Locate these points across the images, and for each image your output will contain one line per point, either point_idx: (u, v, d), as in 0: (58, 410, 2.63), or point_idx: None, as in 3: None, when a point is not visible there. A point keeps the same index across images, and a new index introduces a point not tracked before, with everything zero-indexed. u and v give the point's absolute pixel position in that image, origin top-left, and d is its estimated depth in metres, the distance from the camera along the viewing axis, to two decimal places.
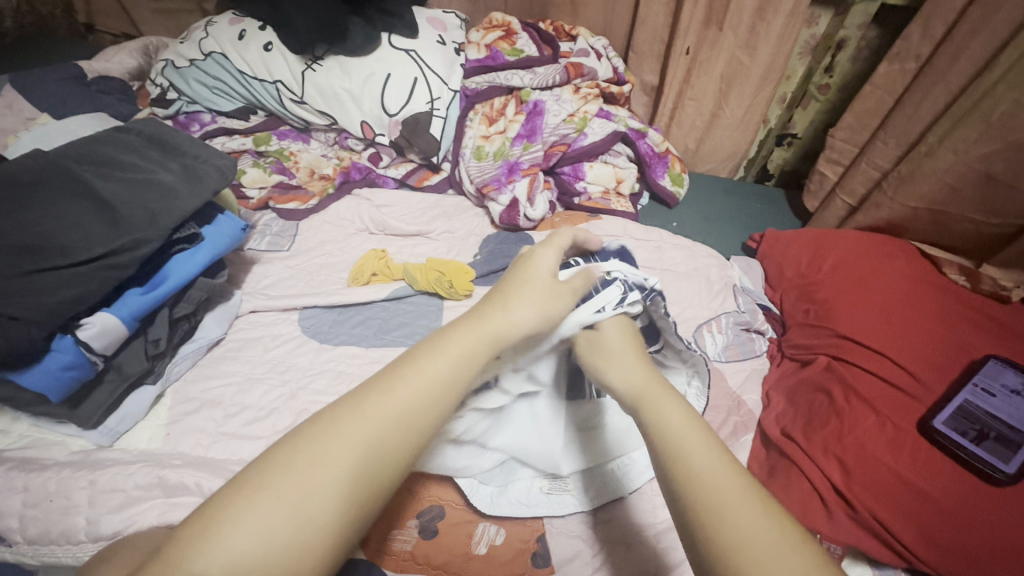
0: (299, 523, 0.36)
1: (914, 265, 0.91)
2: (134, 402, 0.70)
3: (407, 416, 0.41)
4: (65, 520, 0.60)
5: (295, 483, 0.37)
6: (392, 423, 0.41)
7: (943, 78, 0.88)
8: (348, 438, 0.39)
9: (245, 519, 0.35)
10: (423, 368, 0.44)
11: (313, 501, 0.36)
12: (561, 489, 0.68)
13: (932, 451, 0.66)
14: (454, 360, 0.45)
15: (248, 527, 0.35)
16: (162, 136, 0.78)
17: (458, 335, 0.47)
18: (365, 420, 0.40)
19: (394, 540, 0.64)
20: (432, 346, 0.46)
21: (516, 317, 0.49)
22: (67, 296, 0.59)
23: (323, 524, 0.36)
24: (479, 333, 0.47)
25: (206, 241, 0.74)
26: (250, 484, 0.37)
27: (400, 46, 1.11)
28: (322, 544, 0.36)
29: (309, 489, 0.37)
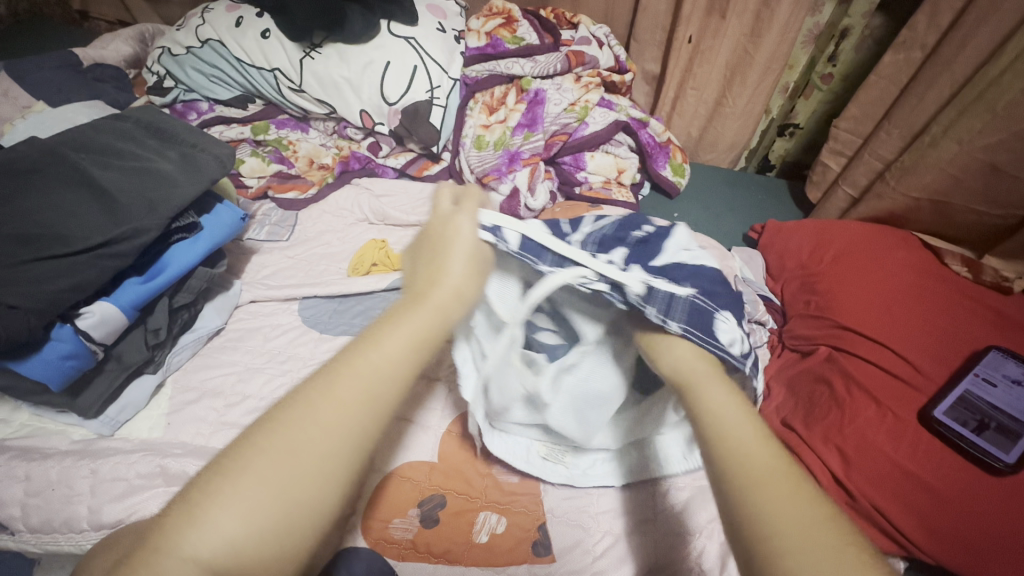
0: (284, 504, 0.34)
1: (917, 256, 0.90)
2: (135, 392, 0.70)
3: (378, 389, 0.38)
4: (67, 509, 0.60)
5: (277, 465, 0.34)
6: (364, 396, 0.38)
7: (948, 68, 0.87)
8: (321, 415, 0.36)
9: (224, 504, 0.33)
10: (388, 337, 0.40)
11: (297, 482, 0.34)
12: (557, 459, 0.69)
13: (932, 441, 0.67)
14: (417, 333, 0.41)
15: (225, 514, 0.33)
16: (160, 124, 0.77)
17: (415, 307, 0.42)
18: (337, 395, 0.37)
19: (394, 529, 0.64)
20: (393, 315, 0.42)
21: (454, 279, 0.44)
22: (65, 285, 0.59)
23: (309, 500, 0.35)
24: (431, 303, 0.42)
25: (204, 230, 0.74)
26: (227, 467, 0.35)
27: (400, 33, 1.10)
28: (308, 520, 0.35)
29: (290, 470, 0.34)
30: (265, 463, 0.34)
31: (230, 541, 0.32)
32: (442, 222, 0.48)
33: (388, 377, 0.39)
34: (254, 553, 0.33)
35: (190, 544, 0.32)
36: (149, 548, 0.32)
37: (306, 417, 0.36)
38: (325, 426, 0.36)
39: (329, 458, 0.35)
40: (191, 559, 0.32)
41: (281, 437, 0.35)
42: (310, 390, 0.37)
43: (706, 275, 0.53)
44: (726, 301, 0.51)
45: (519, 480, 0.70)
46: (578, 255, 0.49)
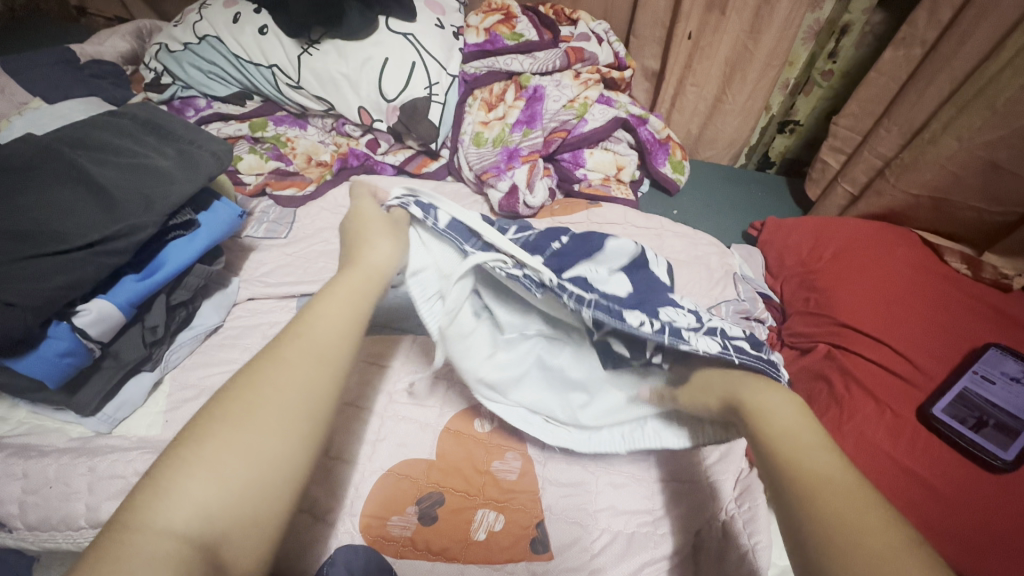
0: (251, 468, 0.38)
1: (917, 254, 0.90)
2: (133, 389, 0.70)
3: (324, 354, 0.45)
4: (65, 506, 0.60)
5: (239, 437, 0.39)
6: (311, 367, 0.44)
7: (948, 65, 0.86)
8: (270, 389, 0.41)
9: (200, 467, 0.37)
10: (324, 317, 0.47)
11: (261, 446, 0.39)
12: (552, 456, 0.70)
13: (932, 439, 0.66)
14: (349, 305, 0.49)
15: (201, 476, 0.36)
16: (157, 121, 0.77)
17: (339, 290, 0.50)
18: (286, 369, 0.43)
19: (393, 527, 0.64)
20: (323, 300, 0.49)
21: (376, 263, 0.54)
22: (62, 283, 0.59)
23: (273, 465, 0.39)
24: (357, 278, 0.52)
25: (202, 228, 0.73)
26: (195, 437, 0.38)
27: (398, 30, 1.09)
28: (279, 476, 0.39)
29: (252, 437, 0.39)
30: (226, 437, 0.38)
31: (203, 507, 0.35)
32: (355, 224, 0.59)
33: (329, 348, 0.45)
34: (231, 515, 0.36)
35: (162, 517, 0.34)
36: (132, 521, 0.34)
37: (258, 392, 0.41)
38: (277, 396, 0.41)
39: (288, 421, 0.41)
40: (169, 529, 0.34)
41: (239, 411, 0.40)
42: (255, 373, 0.42)
43: (614, 283, 0.57)
44: (642, 304, 0.54)
45: (518, 477, 0.69)
46: (500, 242, 0.54)
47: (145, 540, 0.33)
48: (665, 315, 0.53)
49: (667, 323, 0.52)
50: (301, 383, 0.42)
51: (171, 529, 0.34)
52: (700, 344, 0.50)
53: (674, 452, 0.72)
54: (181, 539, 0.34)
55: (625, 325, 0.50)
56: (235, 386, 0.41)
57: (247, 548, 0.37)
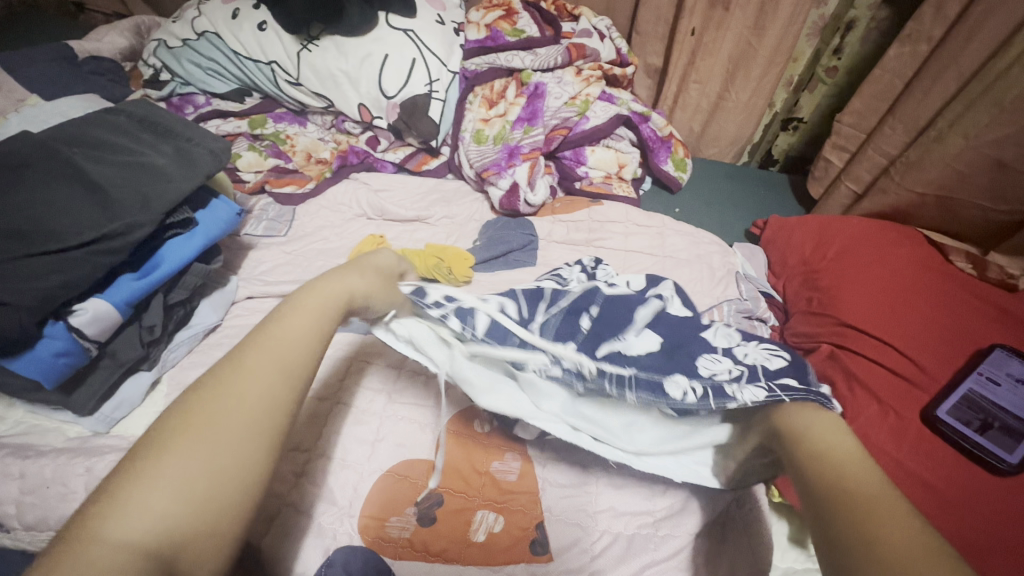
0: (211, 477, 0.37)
1: (922, 253, 0.89)
2: (130, 389, 0.70)
3: (288, 364, 0.45)
4: (62, 506, 0.60)
5: (192, 452, 0.38)
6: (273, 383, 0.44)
7: (955, 62, 0.85)
8: (227, 405, 0.41)
9: (158, 477, 0.36)
10: (281, 334, 0.47)
11: (219, 460, 0.38)
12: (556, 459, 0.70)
13: (935, 441, 0.66)
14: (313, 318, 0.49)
15: (160, 485, 0.36)
16: (154, 118, 0.76)
17: (300, 304, 0.50)
18: (249, 379, 0.43)
19: (391, 528, 0.64)
20: (279, 320, 0.48)
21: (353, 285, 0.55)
22: (58, 282, 0.58)
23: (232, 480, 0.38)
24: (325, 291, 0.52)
25: (200, 226, 0.73)
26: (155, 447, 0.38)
27: (398, 26, 1.08)
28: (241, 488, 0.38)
29: (206, 452, 0.38)
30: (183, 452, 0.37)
31: (165, 518, 0.35)
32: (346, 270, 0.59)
33: (288, 364, 0.45)
34: (188, 530, 0.35)
35: (118, 525, 0.33)
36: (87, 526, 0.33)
37: (214, 408, 0.40)
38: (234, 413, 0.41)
39: (245, 434, 0.40)
40: (121, 538, 0.33)
41: (195, 427, 0.39)
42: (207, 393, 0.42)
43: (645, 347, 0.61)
44: (678, 364, 0.59)
45: (518, 478, 0.69)
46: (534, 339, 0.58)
47: (99, 552, 0.32)
48: (704, 372, 0.58)
49: (709, 385, 0.55)
50: (261, 396, 0.42)
51: (129, 543, 0.33)
52: (746, 396, 0.53)
53: None
54: (138, 548, 0.33)
55: (668, 400, 0.55)
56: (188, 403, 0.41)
57: (207, 555, 0.36)
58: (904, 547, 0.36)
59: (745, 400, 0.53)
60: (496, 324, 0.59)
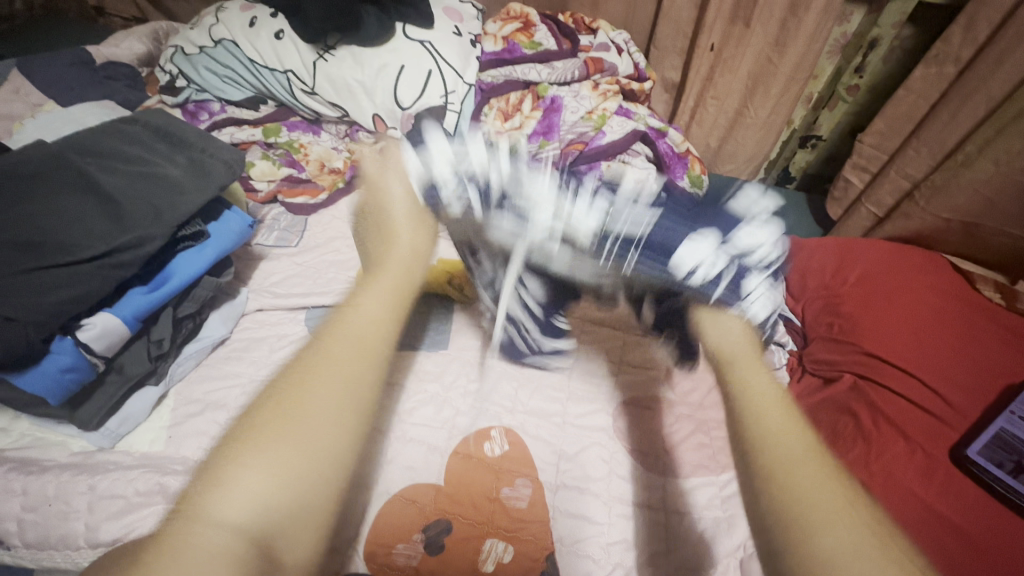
0: (297, 477, 0.35)
1: (948, 281, 0.87)
2: (136, 404, 0.68)
3: (342, 398, 0.38)
4: (64, 525, 0.59)
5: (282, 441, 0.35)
6: (351, 347, 0.41)
7: (984, 85, 0.83)
8: (312, 396, 0.38)
9: (251, 459, 0.35)
10: (365, 308, 0.45)
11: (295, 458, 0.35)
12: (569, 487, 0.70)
13: (965, 482, 0.63)
14: (383, 295, 0.47)
15: (259, 467, 0.34)
16: (169, 128, 0.76)
17: (375, 281, 0.49)
18: (327, 385, 0.39)
19: (398, 555, 0.62)
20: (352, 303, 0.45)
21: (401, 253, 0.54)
22: (68, 296, 0.57)
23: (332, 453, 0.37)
24: (388, 275, 0.50)
25: (212, 238, 0.72)
26: (212, 467, 0.34)
27: (415, 37, 1.08)
28: (336, 473, 0.36)
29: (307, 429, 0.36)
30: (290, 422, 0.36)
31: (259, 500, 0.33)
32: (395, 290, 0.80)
33: (373, 331, 0.43)
34: (289, 518, 0.34)
35: (219, 505, 0.33)
36: (184, 520, 0.32)
37: (311, 374, 0.39)
38: (330, 397, 0.38)
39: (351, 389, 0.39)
40: (226, 524, 0.33)
41: (291, 403, 0.37)
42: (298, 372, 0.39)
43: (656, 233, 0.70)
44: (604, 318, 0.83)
45: (529, 505, 0.67)
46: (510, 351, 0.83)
47: (213, 535, 0.32)
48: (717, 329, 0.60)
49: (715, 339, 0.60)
50: (333, 398, 0.38)
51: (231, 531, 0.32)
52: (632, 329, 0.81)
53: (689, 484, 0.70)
54: (241, 532, 0.33)
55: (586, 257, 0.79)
56: (287, 376, 0.39)
57: (303, 541, 0.35)
58: (817, 500, 0.36)
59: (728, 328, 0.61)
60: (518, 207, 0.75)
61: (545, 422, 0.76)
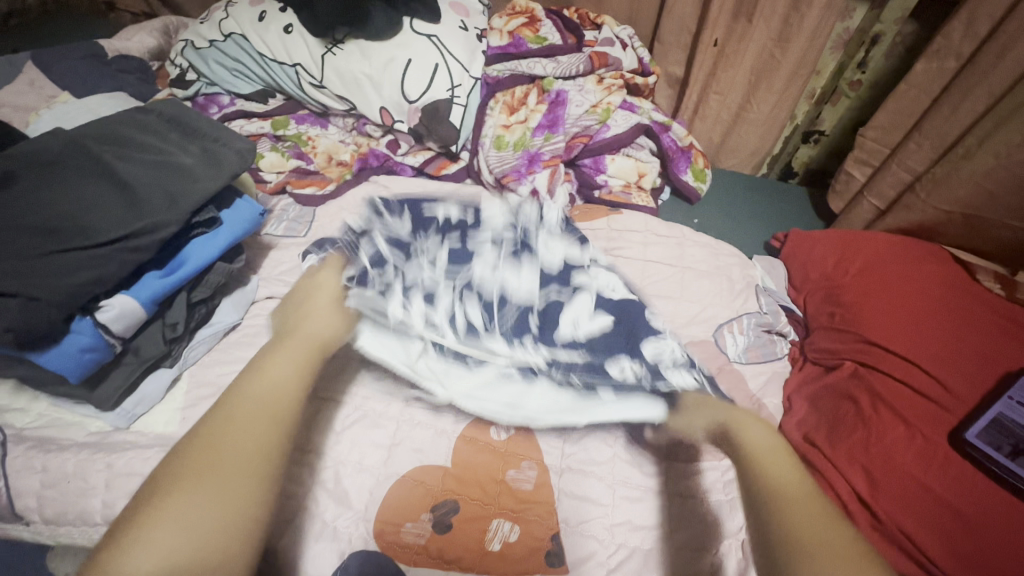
0: (205, 519, 0.48)
1: (949, 271, 0.88)
2: (151, 385, 0.70)
3: (258, 450, 0.55)
4: (82, 501, 0.60)
5: (182, 510, 0.48)
6: (238, 420, 0.56)
7: (985, 78, 0.84)
8: (215, 456, 0.53)
9: (170, 520, 0.47)
10: (264, 377, 0.63)
11: (221, 496, 0.50)
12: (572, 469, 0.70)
13: (964, 464, 0.64)
14: (284, 370, 0.64)
15: (171, 522, 0.47)
16: (182, 118, 0.77)
17: (286, 351, 0.68)
18: (236, 440, 0.55)
19: (407, 534, 0.63)
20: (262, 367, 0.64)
21: (316, 329, 0.73)
22: (88, 278, 0.59)
23: (246, 500, 0.51)
24: (298, 347, 0.69)
25: (224, 225, 0.73)
26: (178, 477, 0.51)
27: (422, 31, 1.09)
28: (239, 537, 0.49)
29: (217, 483, 0.51)
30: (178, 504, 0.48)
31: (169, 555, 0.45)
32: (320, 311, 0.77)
33: (258, 454, 0.55)
34: (195, 566, 0.45)
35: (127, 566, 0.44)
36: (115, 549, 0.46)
37: (210, 457, 0.52)
38: (240, 489, 0.51)
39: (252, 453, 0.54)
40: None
41: (146, 526, 0.46)
42: (212, 437, 0.54)
43: (602, 318, 0.82)
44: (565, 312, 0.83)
45: (534, 487, 0.69)
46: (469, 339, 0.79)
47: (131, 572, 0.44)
48: (653, 355, 0.78)
49: (653, 365, 0.77)
50: (255, 442, 0.55)
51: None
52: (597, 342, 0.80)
53: (691, 467, 0.71)
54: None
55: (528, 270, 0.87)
56: (188, 451, 0.53)
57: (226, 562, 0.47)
58: None
59: (676, 385, 0.75)
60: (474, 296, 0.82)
61: None
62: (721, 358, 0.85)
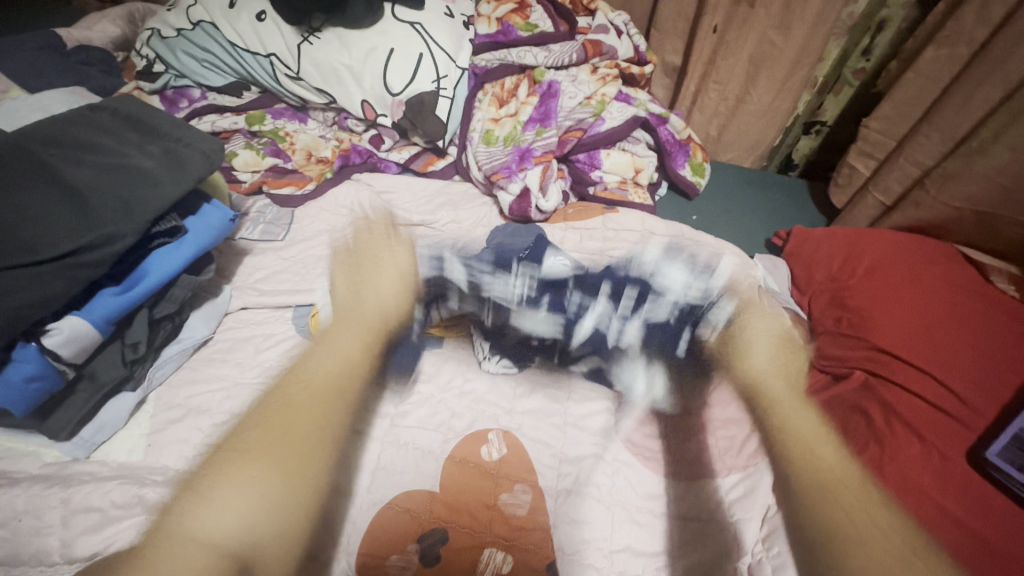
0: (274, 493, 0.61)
1: (959, 272, 0.84)
2: (112, 411, 0.65)
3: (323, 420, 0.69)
4: (36, 541, 0.55)
5: (258, 466, 0.63)
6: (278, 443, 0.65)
7: (1001, 67, 0.79)
8: (298, 427, 0.67)
9: (228, 504, 0.60)
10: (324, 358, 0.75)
11: (282, 471, 0.63)
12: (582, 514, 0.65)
13: (984, 485, 0.61)
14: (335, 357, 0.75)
15: (240, 492, 0.61)
16: (140, 115, 0.71)
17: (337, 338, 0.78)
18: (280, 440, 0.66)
19: (391, 567, 0.59)
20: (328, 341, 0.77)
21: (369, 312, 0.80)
22: (29, 300, 0.53)
23: (308, 446, 0.66)
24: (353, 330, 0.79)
25: (189, 234, 0.67)
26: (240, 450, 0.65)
27: (404, 18, 1.02)
28: (297, 511, 0.61)
29: (278, 449, 0.65)
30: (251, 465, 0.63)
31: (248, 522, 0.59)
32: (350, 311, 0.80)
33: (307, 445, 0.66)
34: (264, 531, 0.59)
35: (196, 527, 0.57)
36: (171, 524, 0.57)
37: (285, 414, 0.68)
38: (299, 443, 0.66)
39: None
40: (207, 541, 0.56)
41: (241, 456, 0.64)
42: (272, 412, 0.69)
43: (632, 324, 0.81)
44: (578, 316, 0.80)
45: (528, 513, 0.64)
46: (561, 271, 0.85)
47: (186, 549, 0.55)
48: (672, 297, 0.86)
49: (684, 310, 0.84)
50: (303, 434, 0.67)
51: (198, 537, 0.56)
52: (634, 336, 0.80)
53: (691, 486, 0.68)
54: (209, 546, 0.56)
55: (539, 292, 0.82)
56: (269, 403, 0.70)
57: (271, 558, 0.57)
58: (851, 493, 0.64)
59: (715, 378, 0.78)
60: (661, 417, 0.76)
61: (545, 423, 0.73)
62: (722, 366, 0.80)
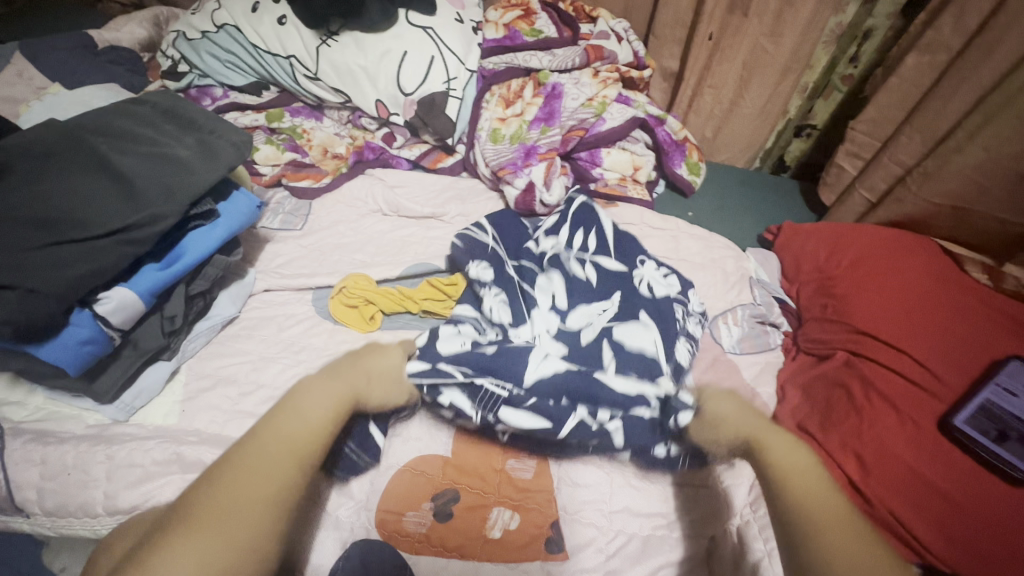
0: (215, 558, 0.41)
1: (936, 263, 0.89)
2: (150, 378, 0.70)
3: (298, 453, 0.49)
4: (83, 493, 0.60)
5: (205, 535, 0.41)
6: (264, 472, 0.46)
7: (975, 73, 0.85)
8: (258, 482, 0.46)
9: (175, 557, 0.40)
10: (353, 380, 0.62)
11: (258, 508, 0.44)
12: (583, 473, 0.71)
13: (953, 449, 0.66)
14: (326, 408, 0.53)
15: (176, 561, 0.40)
16: (177, 109, 0.76)
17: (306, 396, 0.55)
18: (258, 475, 0.46)
19: (408, 522, 0.64)
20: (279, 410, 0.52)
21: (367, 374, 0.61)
22: (86, 270, 0.59)
23: (281, 485, 0.46)
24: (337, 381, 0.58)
25: (222, 218, 0.73)
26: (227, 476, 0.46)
27: (417, 23, 1.09)
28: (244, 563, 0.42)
29: (231, 520, 0.43)
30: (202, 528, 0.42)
31: None
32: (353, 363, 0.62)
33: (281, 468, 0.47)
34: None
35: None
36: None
37: (251, 461, 0.47)
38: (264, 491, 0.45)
39: (290, 453, 0.49)
40: None
41: (209, 510, 0.43)
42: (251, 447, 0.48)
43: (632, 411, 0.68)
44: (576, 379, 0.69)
45: (534, 476, 0.70)
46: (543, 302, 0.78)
47: None
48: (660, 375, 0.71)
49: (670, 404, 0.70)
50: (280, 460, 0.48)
51: None
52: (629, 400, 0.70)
53: None
54: None
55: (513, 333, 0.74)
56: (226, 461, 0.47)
57: None
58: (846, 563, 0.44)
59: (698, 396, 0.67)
60: (639, 411, 0.69)
61: None
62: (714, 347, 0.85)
